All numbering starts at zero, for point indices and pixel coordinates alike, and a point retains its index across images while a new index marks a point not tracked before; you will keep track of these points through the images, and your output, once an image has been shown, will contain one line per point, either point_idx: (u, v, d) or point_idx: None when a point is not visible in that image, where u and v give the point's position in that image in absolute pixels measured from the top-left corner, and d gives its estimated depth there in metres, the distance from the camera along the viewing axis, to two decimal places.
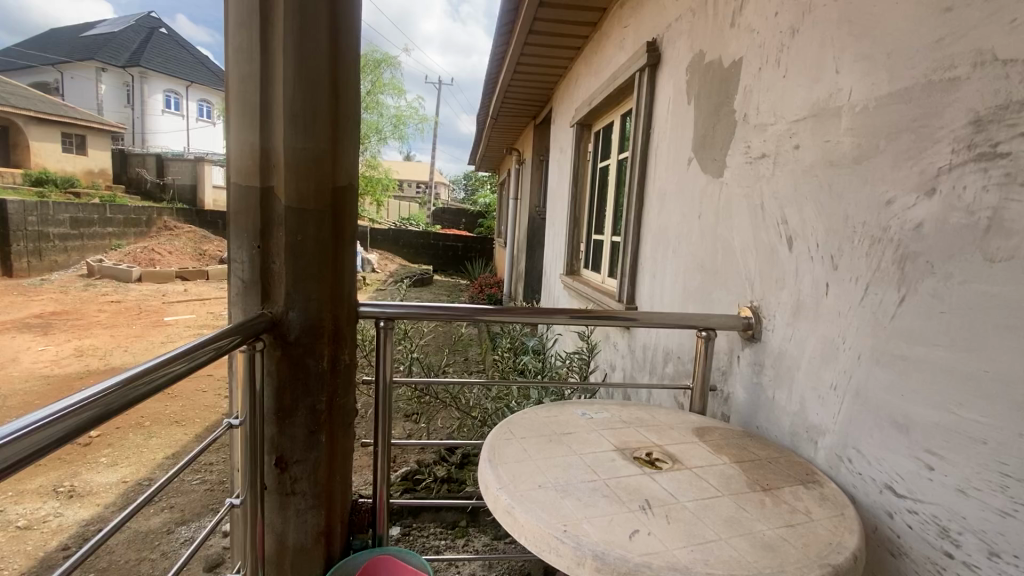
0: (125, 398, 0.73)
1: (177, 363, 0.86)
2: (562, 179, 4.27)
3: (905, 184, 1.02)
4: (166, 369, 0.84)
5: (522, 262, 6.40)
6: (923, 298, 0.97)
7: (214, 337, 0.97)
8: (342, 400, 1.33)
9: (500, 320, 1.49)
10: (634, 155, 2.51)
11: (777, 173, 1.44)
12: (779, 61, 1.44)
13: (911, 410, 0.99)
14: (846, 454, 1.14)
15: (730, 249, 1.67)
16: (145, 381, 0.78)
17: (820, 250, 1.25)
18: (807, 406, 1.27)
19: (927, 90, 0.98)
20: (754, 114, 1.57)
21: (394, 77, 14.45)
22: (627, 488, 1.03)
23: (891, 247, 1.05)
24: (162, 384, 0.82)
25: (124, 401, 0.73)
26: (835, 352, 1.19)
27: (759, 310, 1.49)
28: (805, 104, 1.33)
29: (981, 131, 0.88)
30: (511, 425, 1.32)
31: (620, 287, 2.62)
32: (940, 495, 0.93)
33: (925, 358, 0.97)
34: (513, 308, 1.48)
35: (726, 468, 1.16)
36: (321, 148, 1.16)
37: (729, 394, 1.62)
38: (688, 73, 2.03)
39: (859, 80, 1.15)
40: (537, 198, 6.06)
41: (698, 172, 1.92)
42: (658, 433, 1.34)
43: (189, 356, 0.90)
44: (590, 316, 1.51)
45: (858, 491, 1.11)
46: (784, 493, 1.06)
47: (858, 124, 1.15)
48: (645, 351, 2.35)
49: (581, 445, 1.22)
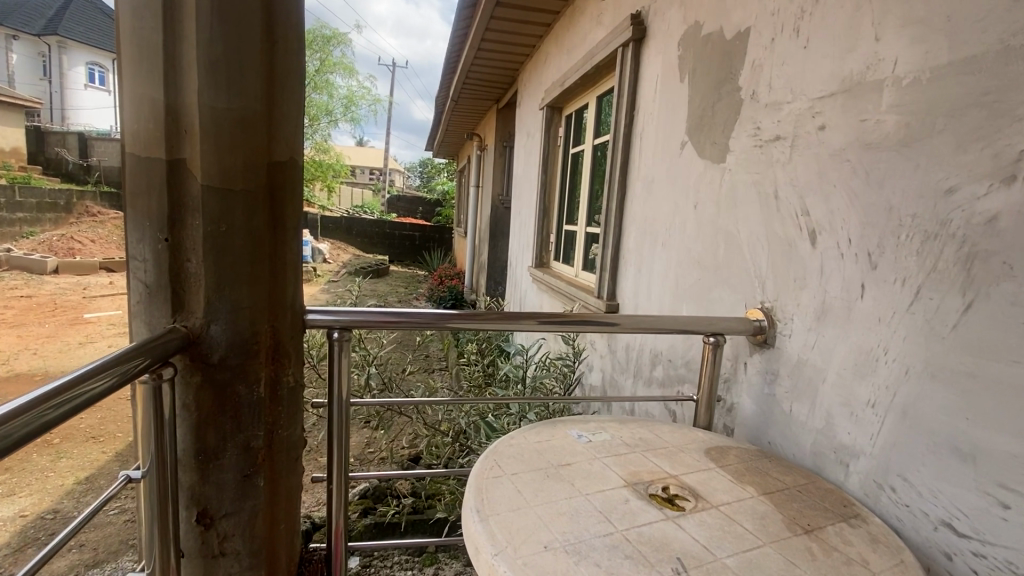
0: (29, 430, 0.53)
1: (99, 377, 0.66)
2: (530, 166, 4.04)
3: (973, 170, 0.86)
4: (84, 388, 0.64)
5: (483, 252, 6.15)
6: (998, 304, 0.81)
7: (128, 353, 0.73)
8: (287, 431, 1.06)
9: (487, 329, 1.26)
10: (616, 139, 2.31)
11: (794, 158, 1.28)
12: (798, 31, 1.27)
13: (978, 436, 0.83)
14: (889, 483, 0.99)
15: (734, 244, 1.51)
16: (56, 405, 0.57)
17: (854, 247, 1.09)
18: (836, 423, 1.12)
19: (1002, 57, 0.82)
20: (764, 91, 1.40)
21: (345, 56, 13.55)
22: (653, 544, 0.83)
23: (952, 243, 0.89)
24: (77, 408, 0.62)
25: (31, 427, 0.53)
26: (873, 364, 1.04)
27: (772, 313, 1.33)
28: (833, 79, 1.17)
29: None
30: (497, 455, 1.10)
31: (600, 283, 2.45)
32: (1017, 539, 0.78)
33: (997, 377, 0.81)
34: (474, 313, 1.23)
35: (757, 504, 0.98)
36: (251, 108, 0.89)
37: (734, 404, 1.47)
38: (681, 47, 1.84)
39: (906, 48, 0.99)
40: (502, 186, 5.80)
41: (693, 158, 1.75)
42: (669, 458, 1.15)
43: (114, 369, 0.69)
44: (586, 322, 1.29)
45: (904, 525, 0.96)
46: (829, 535, 0.90)
47: (905, 100, 0.99)
48: (629, 353, 2.18)
49: (585, 482, 1.01)
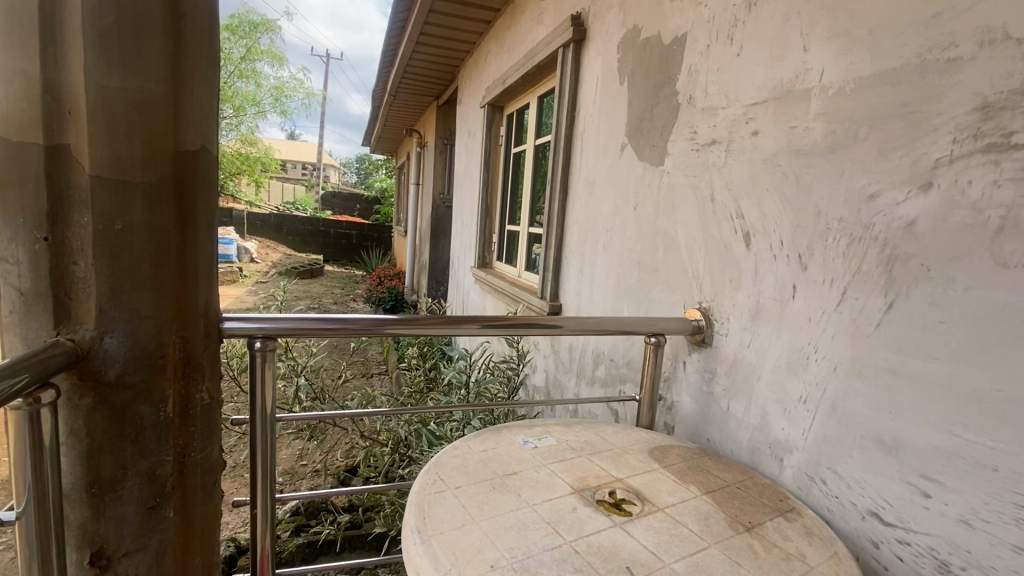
0: None
1: None
2: (471, 165, 3.98)
3: (893, 177, 0.91)
4: None
5: (424, 253, 6.01)
6: (915, 304, 0.87)
7: (8, 369, 0.63)
8: (201, 454, 0.95)
9: (428, 335, 1.19)
10: (557, 140, 2.31)
11: (729, 162, 1.31)
12: (732, 38, 1.31)
13: (901, 428, 0.88)
14: (820, 475, 1.03)
15: (673, 245, 1.53)
16: None
17: (785, 249, 1.13)
18: (770, 419, 1.16)
19: (920, 71, 0.87)
20: (701, 96, 1.43)
21: (273, 44, 12.55)
22: (601, 553, 0.81)
23: (875, 246, 0.94)
24: None
25: None
26: (804, 361, 1.08)
27: (709, 313, 1.36)
28: (764, 86, 1.21)
29: (990, 118, 0.77)
30: (440, 468, 1.04)
31: (543, 283, 2.44)
32: (937, 526, 0.83)
33: (918, 373, 0.86)
34: (412, 317, 1.17)
35: (700, 503, 0.99)
36: (152, 90, 0.78)
37: (674, 402, 1.49)
38: (620, 50, 1.86)
39: (832, 58, 1.03)
40: (443, 185, 5.69)
41: (633, 160, 1.77)
42: (615, 460, 1.14)
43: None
44: (529, 325, 1.26)
45: (834, 515, 1.00)
46: (768, 530, 0.92)
47: (830, 109, 1.04)
48: (572, 353, 2.19)
49: (532, 492, 0.97)
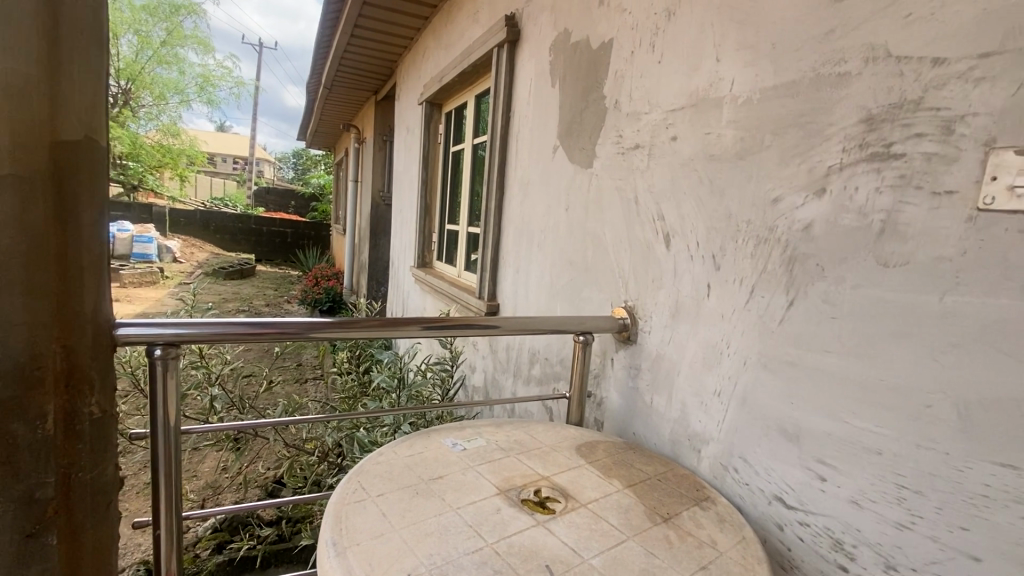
0: None
1: None
2: (410, 163, 3.90)
3: (793, 182, 0.97)
4: None
5: (363, 252, 5.84)
6: (813, 301, 0.93)
7: None
8: (93, 472, 0.84)
9: (352, 338, 1.15)
10: (493, 140, 2.31)
11: (651, 165, 1.36)
12: (653, 46, 1.36)
13: (800, 418, 0.95)
14: (732, 464, 1.09)
15: (602, 246, 1.57)
16: None
17: (701, 250, 1.19)
18: (689, 412, 1.21)
19: (814, 84, 0.94)
20: (626, 101, 1.47)
21: (198, 28, 11.66)
22: (522, 554, 0.81)
23: (778, 247, 1.00)
24: None
25: None
26: (718, 356, 1.14)
27: (634, 311, 1.41)
28: (682, 93, 1.26)
29: (873, 130, 0.85)
30: (363, 475, 1.01)
31: (480, 283, 2.43)
32: (832, 507, 0.90)
33: (815, 365, 0.93)
34: (350, 320, 1.12)
35: (622, 497, 1.02)
36: (21, 68, 0.69)
37: (603, 398, 1.53)
38: (552, 53, 1.88)
39: (740, 69, 1.09)
40: (382, 183, 5.55)
41: (564, 161, 1.80)
42: (542, 459, 1.15)
43: None
44: (457, 327, 1.24)
45: (745, 501, 1.06)
46: (685, 520, 0.96)
47: (740, 117, 1.10)
48: (509, 353, 2.19)
49: (456, 495, 0.96)
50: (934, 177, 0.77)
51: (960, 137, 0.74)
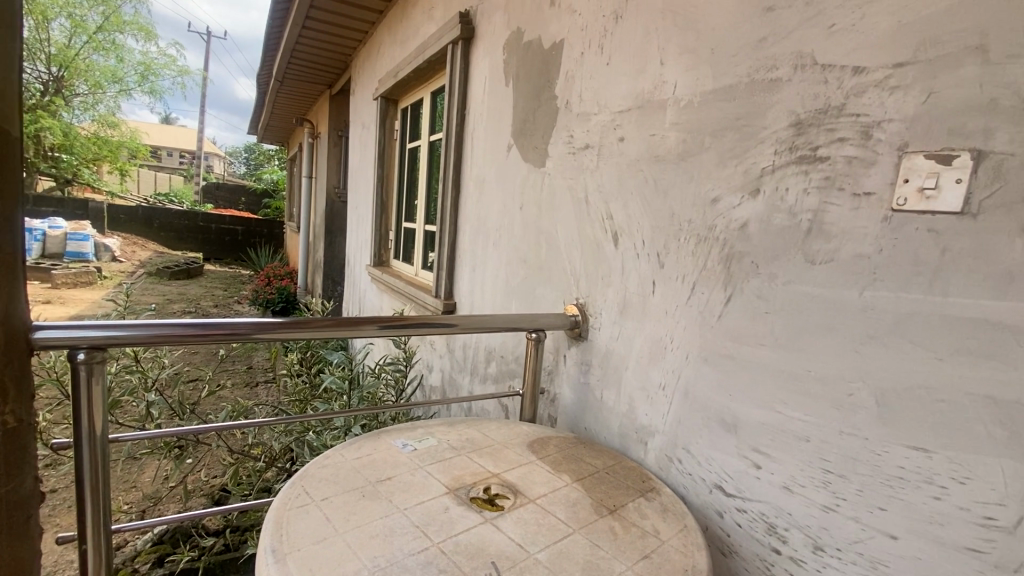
0: None
1: None
2: (365, 160, 3.82)
3: (729, 183, 1.01)
4: None
5: (318, 251, 5.68)
6: (748, 297, 0.97)
7: None
8: (8, 486, 0.78)
9: (301, 339, 1.11)
10: (448, 138, 2.29)
11: (600, 165, 1.39)
12: (602, 48, 1.38)
13: (738, 408, 0.99)
14: (676, 455, 1.13)
15: (554, 244, 1.59)
16: None
17: (646, 248, 1.22)
18: (636, 406, 1.24)
19: (749, 89, 0.98)
20: (576, 102, 1.49)
21: (138, 14, 11.05)
22: (468, 551, 0.81)
23: (717, 245, 1.04)
24: None
25: None
26: (662, 351, 1.17)
27: (585, 308, 1.43)
28: (628, 95, 1.29)
29: (802, 134, 0.89)
30: (308, 480, 0.98)
31: (437, 282, 2.41)
32: (766, 493, 0.94)
33: (750, 358, 0.97)
34: (300, 321, 1.08)
35: (570, 491, 1.03)
36: None
37: (557, 395, 1.55)
38: (506, 51, 1.89)
39: (682, 73, 1.13)
40: (337, 180, 5.41)
41: (518, 160, 1.80)
42: (494, 456, 1.15)
43: None
44: (409, 326, 1.22)
45: (688, 491, 1.10)
46: (630, 512, 0.98)
47: (682, 119, 1.13)
48: (466, 352, 2.18)
49: (404, 496, 0.95)
50: (855, 179, 0.81)
51: (877, 142, 0.79)
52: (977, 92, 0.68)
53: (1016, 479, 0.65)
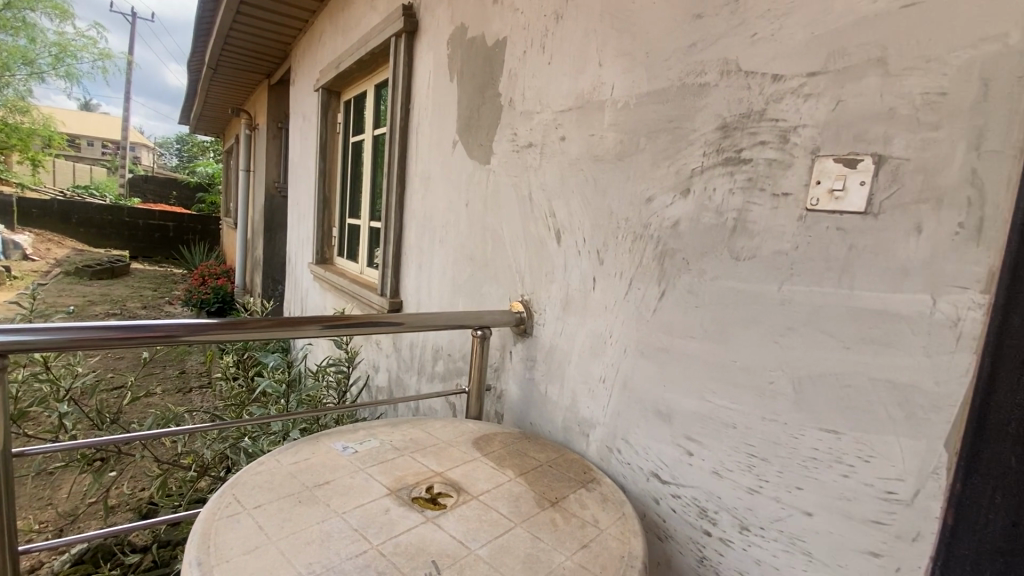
0: None
1: None
2: (307, 154, 3.68)
3: (663, 183, 1.05)
4: None
5: (258, 248, 5.43)
6: (680, 292, 1.01)
7: None
8: None
9: (239, 341, 1.04)
10: (392, 133, 2.25)
11: (543, 164, 1.40)
12: (544, 47, 1.40)
13: (671, 398, 1.03)
14: (616, 445, 1.16)
15: (499, 241, 1.60)
16: None
17: (587, 245, 1.25)
18: (579, 400, 1.27)
19: (680, 92, 1.02)
20: (519, 100, 1.50)
21: None
22: (408, 552, 0.80)
23: (652, 243, 1.08)
24: None
25: None
26: (603, 345, 1.20)
27: (530, 304, 1.44)
28: (569, 95, 1.31)
29: (727, 137, 0.94)
30: (240, 489, 0.94)
31: (382, 280, 2.35)
32: (698, 479, 0.99)
33: (682, 349, 1.01)
34: (238, 321, 1.02)
35: (513, 486, 1.04)
36: None
37: (503, 391, 1.56)
38: (450, 47, 1.87)
39: (620, 75, 1.16)
40: (278, 174, 5.18)
41: (463, 157, 1.80)
42: (438, 455, 1.15)
43: None
44: (354, 326, 1.19)
45: (627, 480, 1.14)
46: (571, 503, 1.00)
47: (620, 120, 1.16)
48: (413, 351, 2.15)
49: (343, 499, 0.93)
50: (775, 180, 0.87)
51: (794, 146, 0.84)
52: (879, 101, 0.74)
53: (912, 455, 0.72)
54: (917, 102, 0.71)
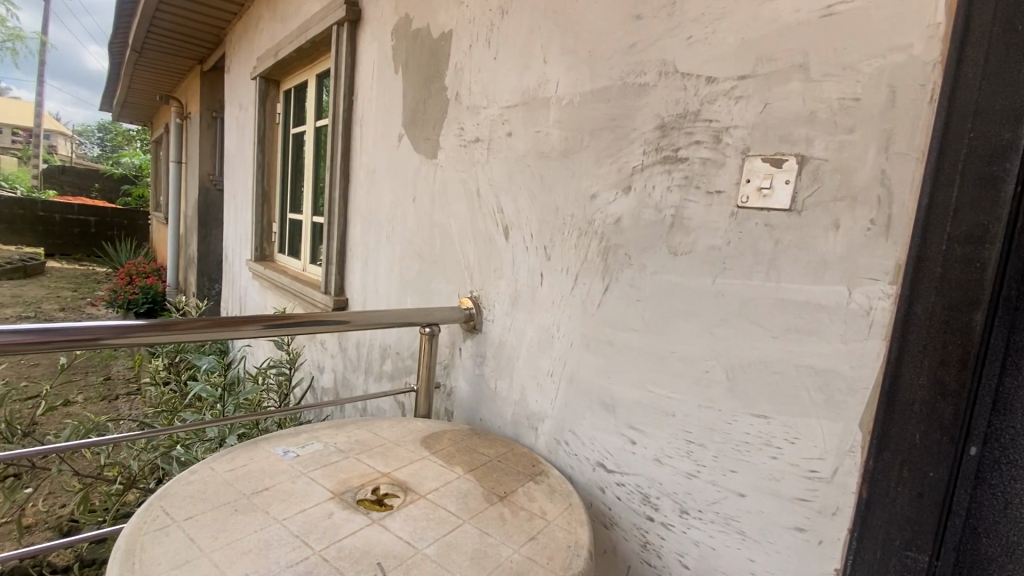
0: None
1: None
2: (244, 145, 3.50)
3: (606, 180, 1.08)
4: None
5: (192, 245, 5.11)
6: (623, 287, 1.04)
7: None
8: None
9: (167, 344, 0.98)
10: (335, 125, 2.17)
11: (490, 159, 1.40)
12: (489, 42, 1.39)
13: (616, 390, 1.06)
14: (564, 438, 1.18)
15: (447, 237, 1.58)
16: None
17: (534, 241, 1.26)
18: (527, 394, 1.28)
19: (622, 92, 1.04)
20: (465, 94, 1.49)
21: None
22: (352, 556, 0.78)
23: (596, 239, 1.10)
24: None
25: None
26: (551, 340, 1.22)
27: (479, 300, 1.44)
28: (515, 91, 1.31)
29: (666, 136, 0.97)
30: (169, 500, 0.88)
31: (326, 277, 2.28)
32: (641, 466, 1.02)
33: (624, 342, 1.04)
34: (167, 322, 0.96)
35: (461, 483, 1.04)
36: None
37: (452, 388, 1.55)
38: (394, 38, 1.83)
39: (563, 73, 1.17)
40: (213, 166, 4.90)
41: (409, 152, 1.76)
42: (384, 455, 1.12)
43: None
44: (298, 326, 1.14)
45: (574, 470, 1.16)
46: (519, 496, 1.01)
47: (564, 118, 1.18)
48: (360, 350, 2.10)
49: (284, 506, 0.89)
50: (709, 179, 0.90)
51: (726, 146, 0.88)
52: (801, 105, 0.79)
53: (831, 435, 0.78)
54: (834, 107, 0.76)
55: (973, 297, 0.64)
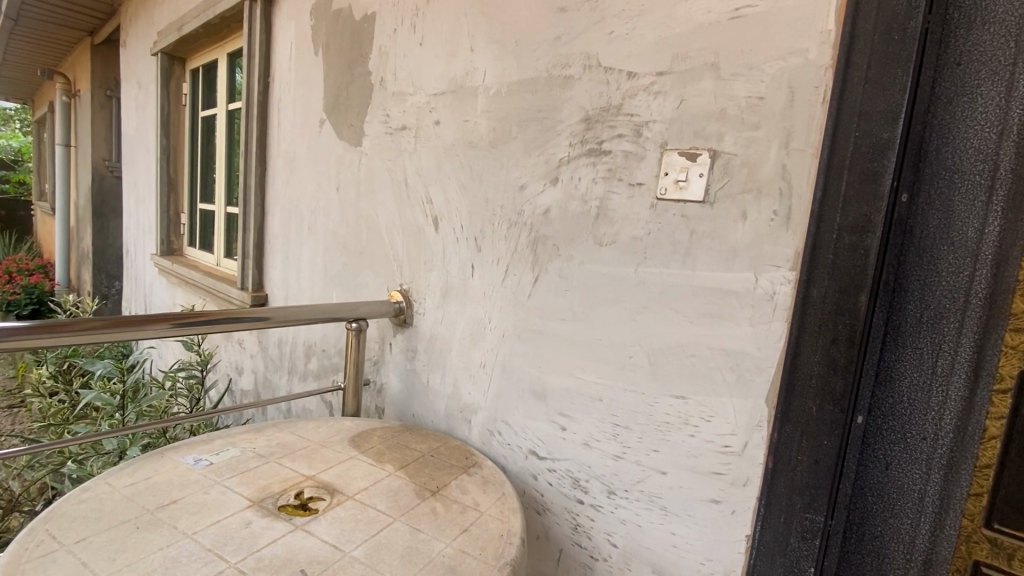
0: None
1: None
2: (146, 128, 3.18)
3: (534, 171, 1.08)
4: None
5: (84, 237, 4.59)
6: (551, 277, 1.06)
7: None
8: None
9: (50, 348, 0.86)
10: (249, 108, 2.02)
11: (418, 148, 1.37)
12: (414, 26, 1.35)
13: (546, 378, 1.08)
14: (497, 428, 1.19)
15: (374, 229, 1.53)
16: None
17: (463, 233, 1.24)
18: (460, 386, 1.28)
19: (548, 84, 1.05)
20: (391, 80, 1.44)
21: None
22: (273, 565, 0.74)
23: (525, 230, 1.10)
24: None
25: None
26: (483, 331, 1.21)
27: (408, 294, 1.41)
28: (442, 78, 1.29)
29: (590, 129, 0.99)
30: (56, 522, 0.79)
31: (243, 272, 2.13)
32: (571, 451, 1.05)
33: (554, 331, 1.06)
34: (49, 324, 0.84)
35: (392, 480, 1.01)
36: None
37: (383, 384, 1.51)
38: (314, 18, 1.73)
39: (490, 61, 1.16)
40: (109, 151, 4.43)
41: (332, 138, 1.68)
42: (309, 458, 1.07)
43: None
44: (208, 324, 1.05)
45: (507, 460, 1.17)
46: (452, 489, 1.00)
47: (492, 107, 1.17)
48: (282, 349, 1.99)
49: (195, 518, 0.83)
50: (631, 171, 0.93)
51: (646, 139, 0.91)
52: (713, 102, 0.83)
53: (741, 412, 0.83)
54: (742, 104, 0.80)
55: (859, 280, 0.71)
